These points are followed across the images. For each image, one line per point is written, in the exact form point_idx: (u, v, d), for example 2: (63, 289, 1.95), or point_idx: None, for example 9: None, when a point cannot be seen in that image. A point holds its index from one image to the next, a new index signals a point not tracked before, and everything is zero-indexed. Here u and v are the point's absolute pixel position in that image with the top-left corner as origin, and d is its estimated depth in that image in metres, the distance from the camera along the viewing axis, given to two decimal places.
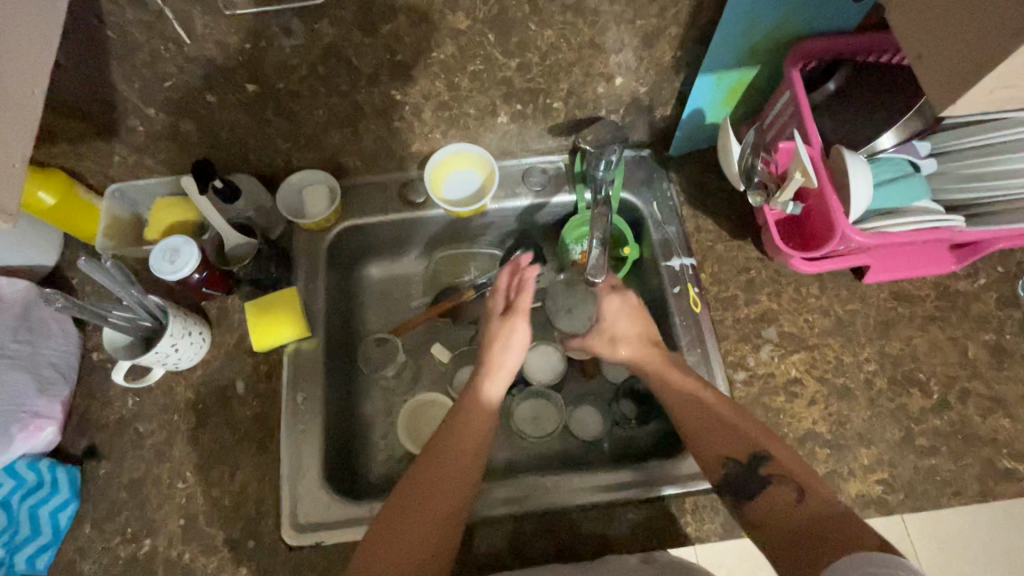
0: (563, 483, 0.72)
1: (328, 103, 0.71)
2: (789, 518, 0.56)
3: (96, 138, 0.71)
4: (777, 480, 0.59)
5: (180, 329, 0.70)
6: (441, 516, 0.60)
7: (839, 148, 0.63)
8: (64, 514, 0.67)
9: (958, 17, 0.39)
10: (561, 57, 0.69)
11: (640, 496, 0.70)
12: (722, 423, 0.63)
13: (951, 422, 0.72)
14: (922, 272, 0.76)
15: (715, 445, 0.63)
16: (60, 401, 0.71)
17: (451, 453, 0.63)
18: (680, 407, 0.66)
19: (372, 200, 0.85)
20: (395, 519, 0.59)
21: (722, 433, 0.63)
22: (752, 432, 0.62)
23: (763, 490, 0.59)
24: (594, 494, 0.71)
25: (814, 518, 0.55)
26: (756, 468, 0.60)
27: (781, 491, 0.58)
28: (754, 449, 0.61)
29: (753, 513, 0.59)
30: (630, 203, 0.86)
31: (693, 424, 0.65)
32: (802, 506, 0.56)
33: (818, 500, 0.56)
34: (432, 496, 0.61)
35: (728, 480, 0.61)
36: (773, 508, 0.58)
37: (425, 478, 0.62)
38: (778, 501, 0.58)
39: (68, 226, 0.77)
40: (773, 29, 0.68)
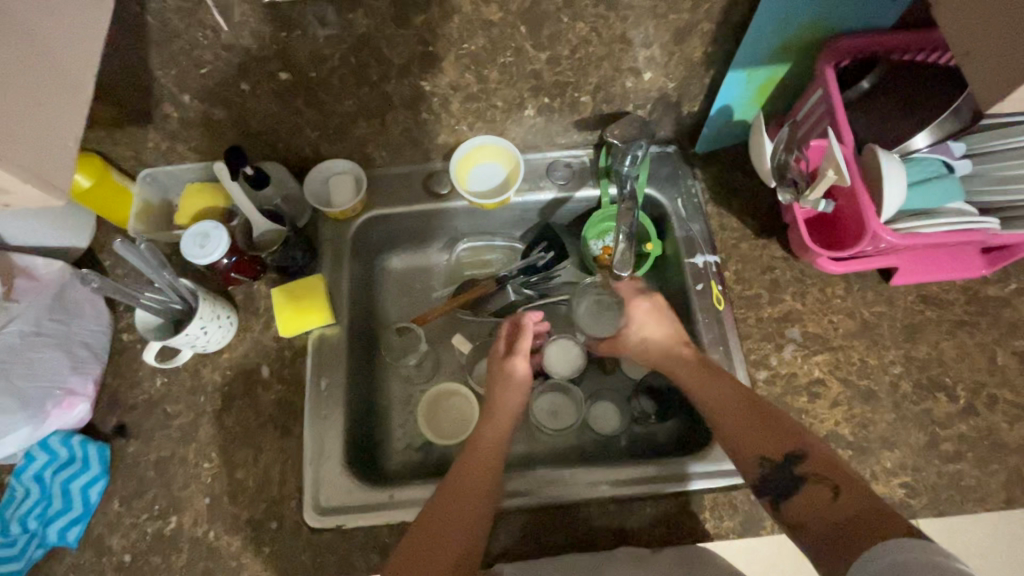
0: (582, 476, 0.72)
1: (358, 94, 0.72)
2: (829, 510, 0.55)
3: (132, 124, 0.73)
4: (812, 479, 0.58)
5: (209, 313, 0.72)
6: (473, 527, 0.60)
7: (872, 147, 0.62)
8: (94, 489, 0.69)
9: (1012, 13, 0.38)
10: (592, 51, 0.69)
11: (659, 491, 0.70)
12: (764, 421, 0.64)
13: (978, 428, 0.71)
14: (952, 276, 0.75)
15: (755, 444, 0.62)
16: (92, 379, 0.73)
17: (474, 471, 0.65)
18: (716, 405, 0.66)
19: (397, 190, 0.86)
20: (430, 528, 0.60)
21: (759, 430, 0.63)
22: (792, 431, 0.63)
23: (799, 488, 0.59)
24: (617, 487, 0.71)
25: (839, 516, 0.54)
26: (789, 467, 0.60)
27: (815, 489, 0.58)
28: (794, 446, 0.61)
29: (792, 511, 0.59)
30: (654, 199, 0.85)
31: (734, 427, 0.64)
32: (840, 501, 0.56)
33: (857, 494, 0.55)
34: (462, 507, 0.61)
35: (765, 479, 0.61)
36: (812, 500, 0.57)
37: (456, 492, 0.63)
38: (815, 497, 0.57)
39: (101, 209, 0.78)
40: (807, 26, 0.67)
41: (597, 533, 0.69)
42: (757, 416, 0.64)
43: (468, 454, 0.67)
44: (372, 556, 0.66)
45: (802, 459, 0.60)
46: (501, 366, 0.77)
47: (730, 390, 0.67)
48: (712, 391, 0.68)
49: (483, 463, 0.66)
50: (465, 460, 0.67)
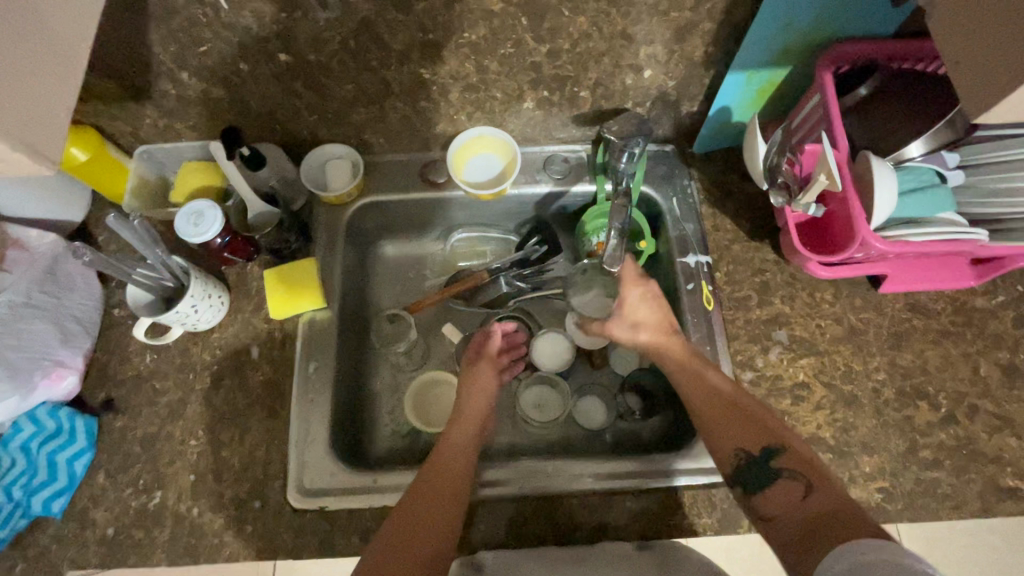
0: (564, 469, 0.73)
1: (357, 78, 0.72)
2: (799, 508, 0.56)
3: (130, 100, 0.72)
4: (786, 474, 0.59)
5: (201, 291, 0.72)
6: (442, 526, 0.61)
7: (866, 154, 0.62)
8: (80, 462, 0.70)
9: (1002, 24, 0.39)
10: (592, 46, 0.69)
11: (640, 487, 0.71)
12: (739, 418, 0.64)
13: (957, 437, 0.71)
14: (941, 285, 0.75)
15: (733, 437, 0.63)
16: (82, 353, 0.73)
17: (446, 467, 0.66)
18: (699, 403, 0.67)
19: (393, 178, 0.86)
20: (402, 524, 0.60)
21: (735, 424, 0.64)
22: (767, 425, 0.63)
23: (776, 481, 0.59)
24: (594, 481, 0.72)
25: (822, 510, 0.54)
26: (766, 460, 0.61)
27: (792, 485, 0.58)
28: (772, 440, 0.62)
29: (765, 506, 0.59)
30: (649, 197, 0.86)
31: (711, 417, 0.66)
32: (814, 497, 0.56)
33: (828, 495, 0.56)
34: (433, 502, 0.62)
35: (740, 473, 0.62)
36: (783, 496, 0.58)
37: (425, 485, 0.64)
38: (789, 493, 0.58)
39: (97, 184, 0.78)
40: (808, 30, 0.67)
41: (576, 526, 0.69)
42: (737, 411, 0.65)
43: (441, 452, 0.68)
44: (353, 538, 0.67)
45: (780, 454, 0.61)
46: (468, 369, 0.79)
47: (704, 390, 0.67)
48: (691, 387, 0.68)
49: (456, 461, 0.67)
50: (433, 456, 0.68)
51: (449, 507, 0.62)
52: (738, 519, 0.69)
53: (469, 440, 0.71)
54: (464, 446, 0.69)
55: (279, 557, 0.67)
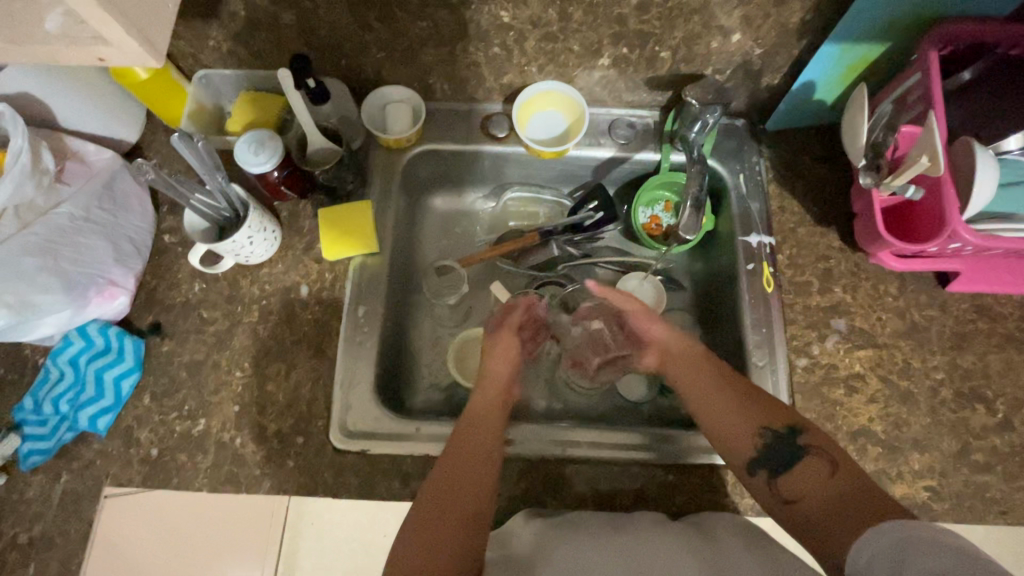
0: (602, 438, 0.72)
1: (435, 16, 0.69)
2: (827, 489, 0.57)
3: (199, 18, 0.70)
4: (813, 451, 0.60)
5: (257, 225, 0.70)
6: (481, 493, 0.59)
7: (968, 140, 0.59)
8: (127, 382, 0.70)
9: None
10: (685, 1, 0.66)
11: (664, 458, 0.70)
12: (758, 401, 0.64)
13: (1012, 444, 0.70)
14: (1012, 289, 0.72)
15: (745, 427, 0.62)
16: (134, 274, 0.72)
17: (477, 435, 0.64)
18: (704, 398, 0.65)
19: (454, 128, 0.83)
20: (435, 493, 0.59)
21: (740, 410, 0.63)
22: (783, 405, 0.64)
23: (801, 458, 0.60)
24: (615, 451, 0.71)
25: (842, 494, 0.56)
26: (792, 438, 0.61)
27: (815, 462, 0.59)
28: (794, 416, 0.62)
29: (789, 487, 0.59)
30: (714, 171, 0.83)
31: (720, 404, 0.64)
32: (840, 476, 0.57)
33: (852, 474, 0.57)
34: (468, 469, 0.61)
35: (764, 454, 0.61)
36: (807, 476, 0.59)
37: (455, 451, 0.62)
38: (815, 468, 0.59)
39: (156, 104, 0.76)
40: (919, 3, 0.63)
41: (614, 494, 0.69)
42: (754, 400, 0.64)
43: (465, 421, 0.65)
44: (393, 482, 0.67)
45: (803, 432, 0.61)
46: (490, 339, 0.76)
47: (712, 381, 0.66)
48: (690, 380, 0.67)
49: (482, 427, 0.65)
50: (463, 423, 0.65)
51: (483, 473, 0.61)
52: None
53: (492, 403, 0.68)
54: (492, 415, 0.67)
55: (318, 494, 0.67)
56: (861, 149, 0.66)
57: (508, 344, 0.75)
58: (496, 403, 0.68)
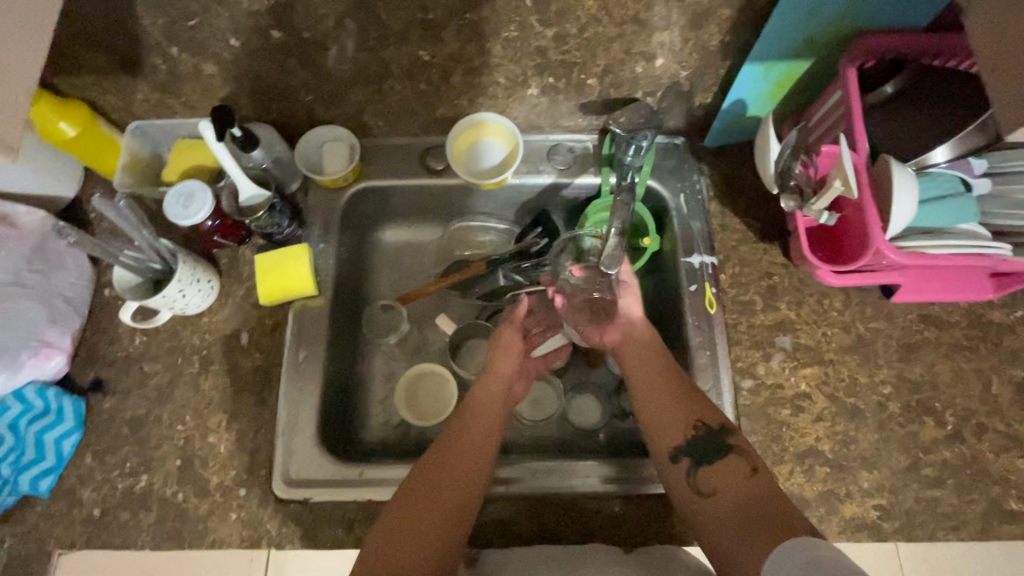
0: (564, 468, 0.71)
1: (355, 59, 0.69)
2: (742, 490, 0.57)
3: (121, 73, 0.70)
4: (736, 451, 0.59)
5: (189, 276, 0.70)
6: (459, 506, 0.59)
7: (886, 158, 0.59)
8: (68, 442, 0.69)
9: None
10: (601, 31, 0.66)
11: (623, 493, 0.69)
12: (695, 401, 0.63)
13: (962, 456, 0.69)
14: (957, 297, 0.71)
15: (688, 413, 0.62)
16: (70, 334, 0.72)
17: (475, 430, 0.65)
18: (649, 378, 0.66)
19: (392, 163, 0.83)
20: (422, 484, 0.60)
21: (685, 400, 0.63)
22: (711, 406, 0.63)
23: (722, 456, 0.59)
24: (583, 481, 0.70)
25: (755, 497, 0.56)
26: (721, 435, 0.60)
27: (736, 462, 0.59)
28: (724, 418, 0.62)
29: (704, 482, 0.59)
30: (656, 192, 0.82)
31: (665, 396, 0.64)
32: (758, 478, 0.57)
33: (767, 478, 0.57)
34: (460, 464, 0.61)
35: (692, 445, 0.61)
36: (727, 474, 0.58)
37: (439, 463, 0.61)
38: (732, 468, 0.58)
39: (89, 159, 0.76)
40: (833, 21, 0.62)
41: (564, 524, 0.68)
42: (692, 393, 0.64)
43: (463, 417, 0.66)
44: (337, 530, 0.67)
45: (730, 433, 0.61)
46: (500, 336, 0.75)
47: (661, 374, 0.65)
48: (644, 365, 0.67)
49: (469, 437, 0.64)
50: (454, 430, 0.65)
51: (462, 486, 0.60)
52: None
53: (488, 408, 0.67)
54: (484, 421, 0.66)
55: (262, 546, 0.66)
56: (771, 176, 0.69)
57: (510, 340, 0.74)
58: (497, 399, 0.69)
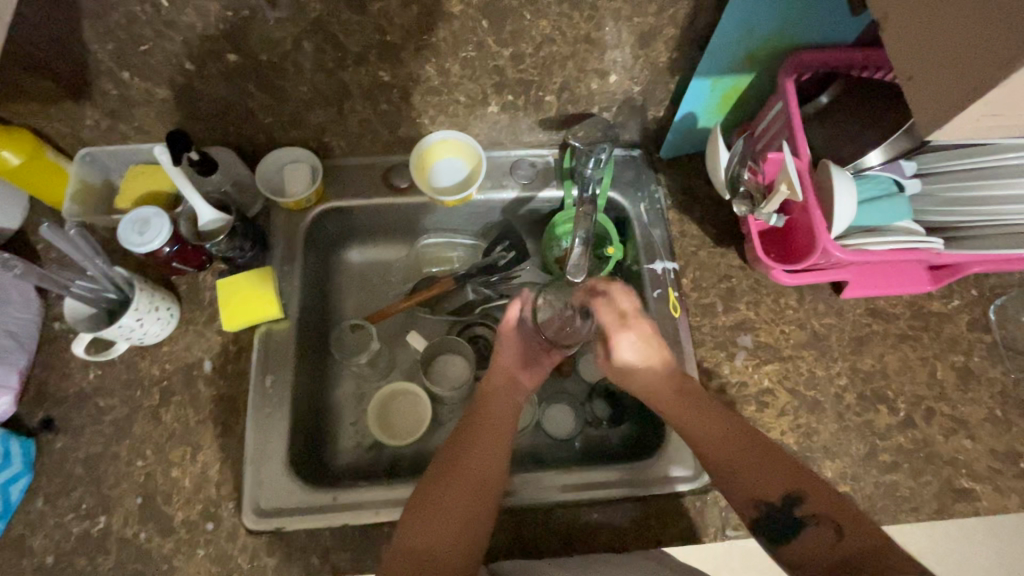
0: (548, 478, 0.71)
1: (313, 80, 0.69)
2: (831, 554, 0.54)
3: (67, 100, 0.68)
4: (815, 521, 0.56)
5: (146, 304, 0.68)
6: (480, 481, 0.60)
7: (826, 163, 0.63)
8: (16, 487, 0.65)
9: (936, 49, 0.38)
10: (556, 50, 0.68)
11: (627, 496, 0.70)
12: (770, 459, 0.61)
13: (915, 440, 0.73)
14: (895, 291, 0.77)
15: (749, 487, 0.60)
16: (16, 371, 0.69)
17: (471, 469, 0.61)
18: (706, 441, 0.62)
19: (355, 182, 0.83)
20: (415, 516, 0.58)
21: (766, 468, 0.60)
22: (787, 468, 0.60)
23: (802, 529, 0.57)
24: (583, 493, 0.70)
25: (847, 557, 0.53)
26: (788, 509, 0.58)
27: (820, 530, 0.56)
28: (795, 483, 0.59)
29: (792, 553, 0.57)
30: (617, 203, 0.85)
31: (731, 469, 0.61)
32: (845, 541, 0.54)
33: (857, 534, 0.54)
34: (454, 502, 0.58)
35: (765, 521, 0.59)
36: (813, 543, 0.56)
37: (459, 442, 0.64)
38: (819, 537, 0.56)
39: (34, 187, 0.74)
40: (768, 38, 0.67)
41: (543, 535, 0.68)
42: (760, 457, 0.60)
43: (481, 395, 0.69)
44: (311, 559, 0.64)
45: (799, 502, 0.58)
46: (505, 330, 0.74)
47: (720, 432, 0.62)
48: (702, 427, 0.63)
49: (489, 419, 0.66)
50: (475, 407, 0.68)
51: (481, 463, 0.62)
52: (705, 527, 0.69)
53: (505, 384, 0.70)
54: (502, 397, 0.68)
55: None
56: (721, 182, 0.74)
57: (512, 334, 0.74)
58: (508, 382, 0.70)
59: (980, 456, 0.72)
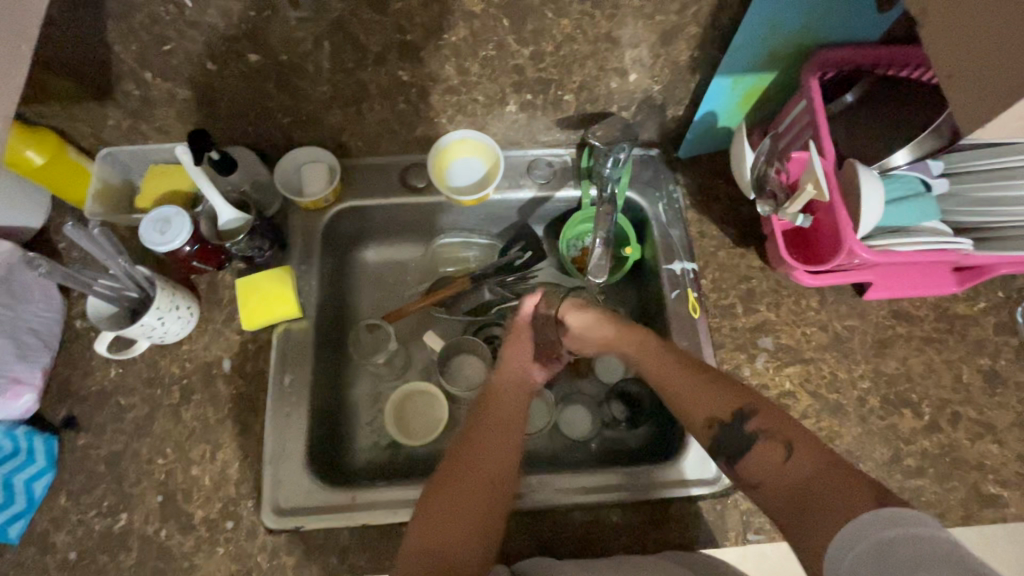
0: (561, 481, 0.70)
1: (333, 80, 0.69)
2: (782, 472, 0.51)
3: (90, 100, 0.68)
4: (763, 435, 0.54)
5: (167, 303, 0.69)
6: (492, 482, 0.57)
7: (853, 162, 0.62)
8: (40, 484, 0.66)
9: (979, 45, 0.37)
10: (576, 48, 0.68)
11: (640, 498, 0.69)
12: (718, 384, 0.59)
13: (940, 445, 0.71)
14: (922, 293, 0.75)
15: (705, 407, 0.58)
16: (41, 368, 0.70)
17: (482, 459, 0.58)
18: (661, 376, 0.62)
19: (372, 182, 0.83)
20: (428, 524, 0.54)
21: (716, 388, 0.58)
22: (738, 388, 0.58)
23: (754, 446, 0.54)
24: (596, 495, 0.70)
25: (805, 474, 0.49)
26: (741, 425, 0.56)
27: (768, 446, 0.53)
28: (747, 399, 0.57)
29: (748, 472, 0.54)
30: (635, 202, 0.84)
31: (685, 389, 0.60)
32: (793, 462, 0.51)
33: (809, 452, 0.51)
34: (466, 500, 0.56)
35: (720, 443, 0.56)
36: (762, 461, 0.53)
37: (464, 449, 0.60)
38: (767, 456, 0.53)
39: (57, 187, 0.74)
40: (793, 36, 0.66)
41: (561, 537, 0.68)
42: (712, 379, 0.59)
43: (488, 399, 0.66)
44: (329, 558, 0.64)
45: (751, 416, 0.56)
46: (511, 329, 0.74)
47: (676, 363, 0.62)
48: (660, 365, 0.63)
49: (497, 415, 0.63)
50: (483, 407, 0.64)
51: (494, 463, 0.59)
52: (724, 530, 0.68)
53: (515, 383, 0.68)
54: (511, 397, 0.66)
55: None
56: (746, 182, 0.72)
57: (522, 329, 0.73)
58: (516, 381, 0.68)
59: (1007, 462, 0.71)
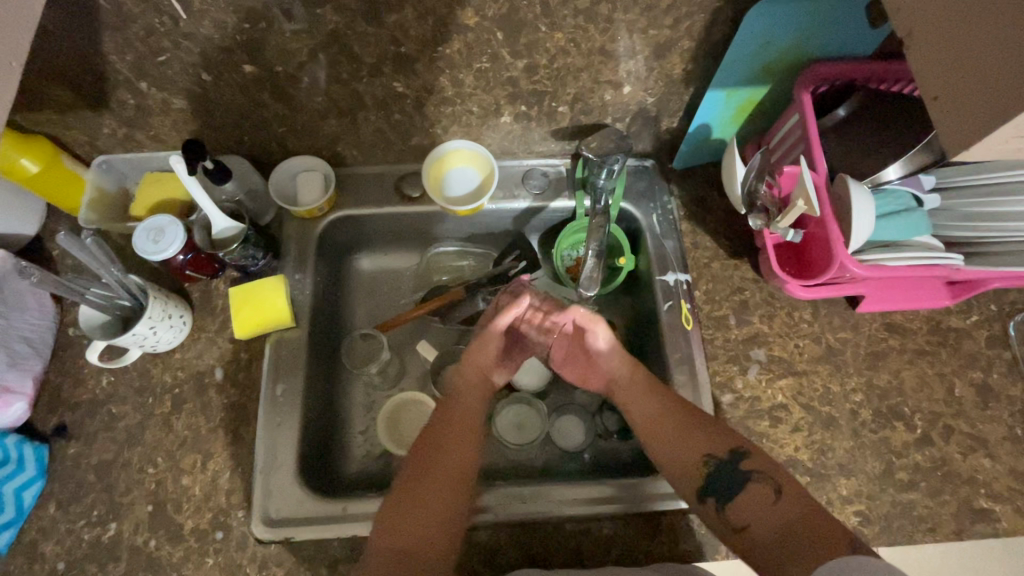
0: (554, 493, 0.70)
1: (328, 91, 0.69)
2: (773, 516, 0.55)
3: (85, 108, 0.68)
4: (753, 476, 0.59)
5: (160, 313, 0.69)
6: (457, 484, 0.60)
7: (844, 177, 0.62)
8: (29, 493, 0.66)
9: (964, 68, 0.37)
10: (570, 62, 0.68)
11: (629, 511, 0.69)
12: (701, 426, 0.63)
13: (932, 458, 0.71)
14: (915, 305, 0.76)
15: (699, 444, 0.62)
16: (32, 377, 0.70)
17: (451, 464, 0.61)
18: (649, 418, 0.66)
19: (367, 191, 0.83)
20: (396, 531, 0.56)
21: (698, 430, 0.63)
22: (727, 430, 0.63)
23: (744, 486, 0.58)
24: (587, 506, 0.69)
25: (791, 519, 0.54)
26: (731, 465, 0.60)
27: (757, 487, 0.58)
28: (733, 442, 0.62)
29: (735, 516, 0.58)
30: (629, 213, 0.84)
31: (673, 435, 0.64)
32: (782, 502, 0.56)
33: (793, 499, 0.56)
34: (435, 501, 0.58)
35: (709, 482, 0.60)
36: (752, 499, 0.57)
37: (434, 453, 0.62)
38: (755, 497, 0.57)
39: (51, 195, 0.75)
40: (786, 50, 0.66)
41: (551, 550, 0.67)
42: (699, 422, 0.64)
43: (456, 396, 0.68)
44: (319, 570, 0.64)
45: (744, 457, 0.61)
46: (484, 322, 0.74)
47: (659, 406, 0.66)
48: (646, 402, 0.67)
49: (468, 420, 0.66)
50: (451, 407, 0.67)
51: (460, 466, 0.61)
52: (716, 544, 0.68)
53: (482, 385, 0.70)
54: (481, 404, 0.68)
55: None
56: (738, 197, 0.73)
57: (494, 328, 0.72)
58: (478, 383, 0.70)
59: (999, 476, 0.71)
